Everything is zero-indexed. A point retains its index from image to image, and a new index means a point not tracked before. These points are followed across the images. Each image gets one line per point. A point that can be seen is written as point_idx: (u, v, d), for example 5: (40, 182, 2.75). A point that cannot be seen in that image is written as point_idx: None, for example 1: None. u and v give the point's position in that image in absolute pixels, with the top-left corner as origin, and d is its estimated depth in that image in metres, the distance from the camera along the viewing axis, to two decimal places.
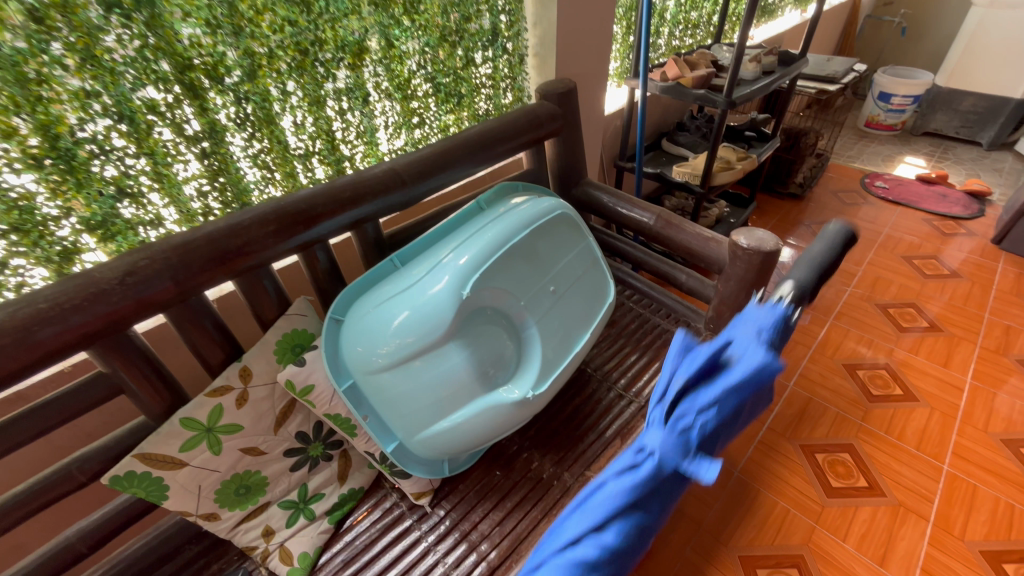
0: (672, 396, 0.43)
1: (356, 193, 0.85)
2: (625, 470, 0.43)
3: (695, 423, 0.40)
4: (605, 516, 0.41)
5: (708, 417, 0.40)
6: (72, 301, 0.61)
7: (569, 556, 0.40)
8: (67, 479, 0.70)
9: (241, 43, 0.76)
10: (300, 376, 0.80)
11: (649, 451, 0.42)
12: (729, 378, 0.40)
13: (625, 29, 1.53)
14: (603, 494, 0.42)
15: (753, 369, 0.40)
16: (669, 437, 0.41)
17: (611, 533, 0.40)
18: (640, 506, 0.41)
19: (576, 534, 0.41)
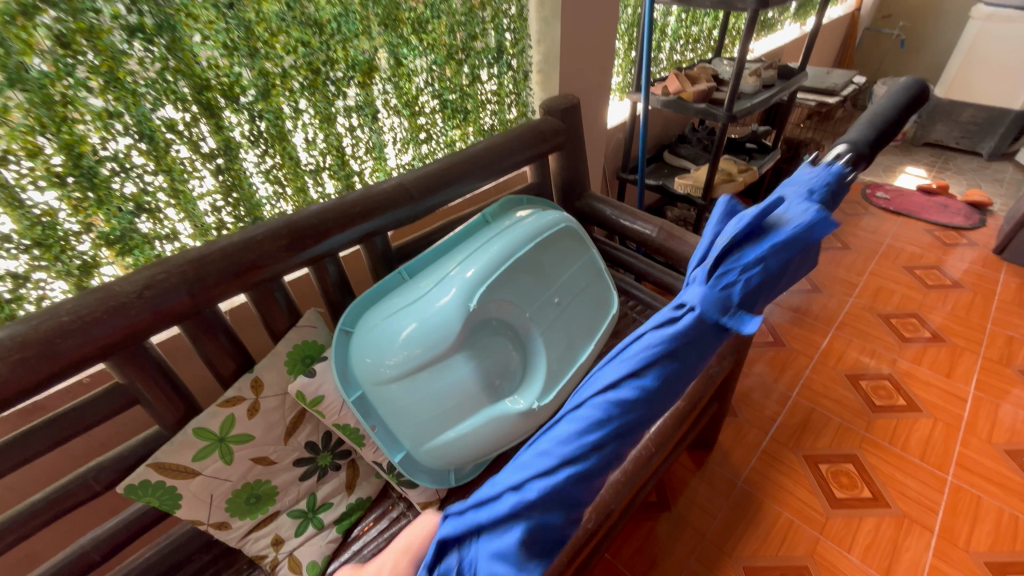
0: (717, 257, 0.57)
1: (366, 207, 0.87)
2: (663, 326, 0.55)
3: (739, 279, 0.54)
4: (644, 364, 0.51)
5: (752, 274, 0.53)
6: (92, 314, 0.63)
7: (609, 395, 0.50)
8: (83, 487, 0.72)
9: (256, 63, 0.79)
10: (310, 388, 0.81)
11: (693, 305, 0.55)
12: (774, 240, 0.55)
13: (627, 45, 1.56)
14: (642, 348, 0.53)
15: (796, 231, 0.54)
16: (713, 292, 0.54)
17: (651, 375, 0.51)
18: (675, 356, 0.52)
19: (615, 380, 0.51)
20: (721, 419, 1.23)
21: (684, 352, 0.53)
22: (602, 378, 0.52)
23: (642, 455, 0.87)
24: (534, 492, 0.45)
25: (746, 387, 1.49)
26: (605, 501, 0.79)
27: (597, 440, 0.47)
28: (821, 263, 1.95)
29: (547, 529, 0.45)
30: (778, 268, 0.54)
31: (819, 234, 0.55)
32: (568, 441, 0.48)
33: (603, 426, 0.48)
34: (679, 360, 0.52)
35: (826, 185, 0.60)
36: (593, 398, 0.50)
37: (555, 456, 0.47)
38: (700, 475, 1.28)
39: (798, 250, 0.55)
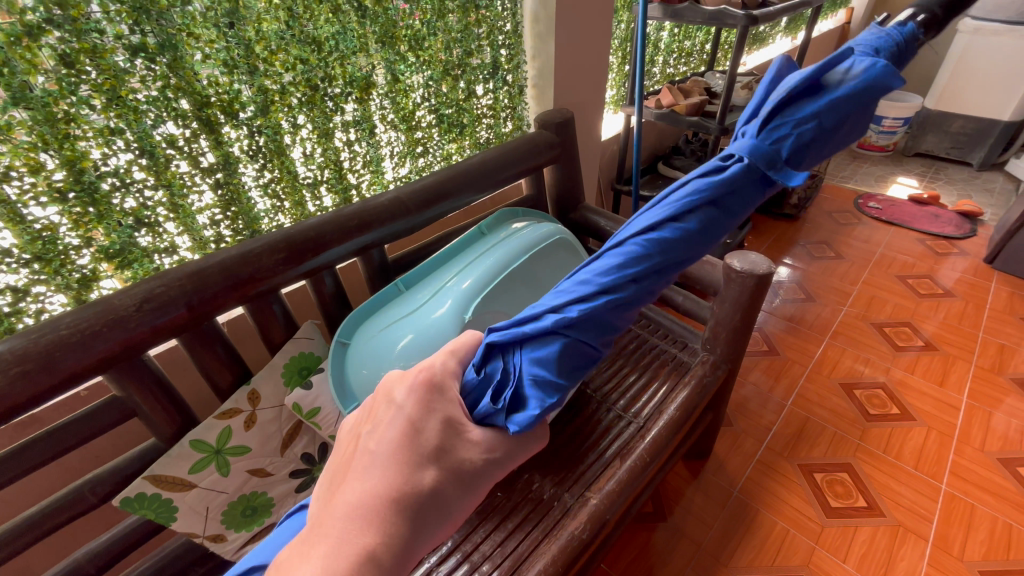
0: (777, 106, 0.48)
1: (363, 220, 0.88)
2: (707, 175, 0.52)
3: (793, 132, 0.48)
4: (687, 206, 0.50)
5: (811, 125, 0.47)
6: (93, 327, 0.64)
7: (647, 235, 0.49)
8: (79, 500, 0.72)
9: (255, 80, 0.81)
10: (307, 400, 0.83)
11: (741, 157, 0.51)
12: (829, 97, 0.47)
13: (621, 59, 1.59)
14: (682, 195, 0.51)
15: (851, 90, 0.46)
16: (764, 142, 0.49)
17: (692, 219, 0.50)
18: (715, 204, 0.51)
19: (651, 225, 0.50)
20: (716, 429, 1.24)
21: (727, 206, 0.51)
22: (636, 222, 0.52)
23: (637, 464, 0.87)
24: (573, 313, 0.45)
25: (742, 396, 1.50)
26: (599, 510, 0.81)
27: (636, 272, 0.47)
28: (815, 272, 1.97)
29: (581, 349, 0.45)
30: (836, 126, 0.47)
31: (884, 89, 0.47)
32: (604, 273, 0.48)
33: (643, 261, 0.48)
34: (720, 212, 0.51)
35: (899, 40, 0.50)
36: (632, 239, 0.50)
37: (591, 284, 0.47)
38: (696, 485, 1.29)
39: (856, 111, 0.47)
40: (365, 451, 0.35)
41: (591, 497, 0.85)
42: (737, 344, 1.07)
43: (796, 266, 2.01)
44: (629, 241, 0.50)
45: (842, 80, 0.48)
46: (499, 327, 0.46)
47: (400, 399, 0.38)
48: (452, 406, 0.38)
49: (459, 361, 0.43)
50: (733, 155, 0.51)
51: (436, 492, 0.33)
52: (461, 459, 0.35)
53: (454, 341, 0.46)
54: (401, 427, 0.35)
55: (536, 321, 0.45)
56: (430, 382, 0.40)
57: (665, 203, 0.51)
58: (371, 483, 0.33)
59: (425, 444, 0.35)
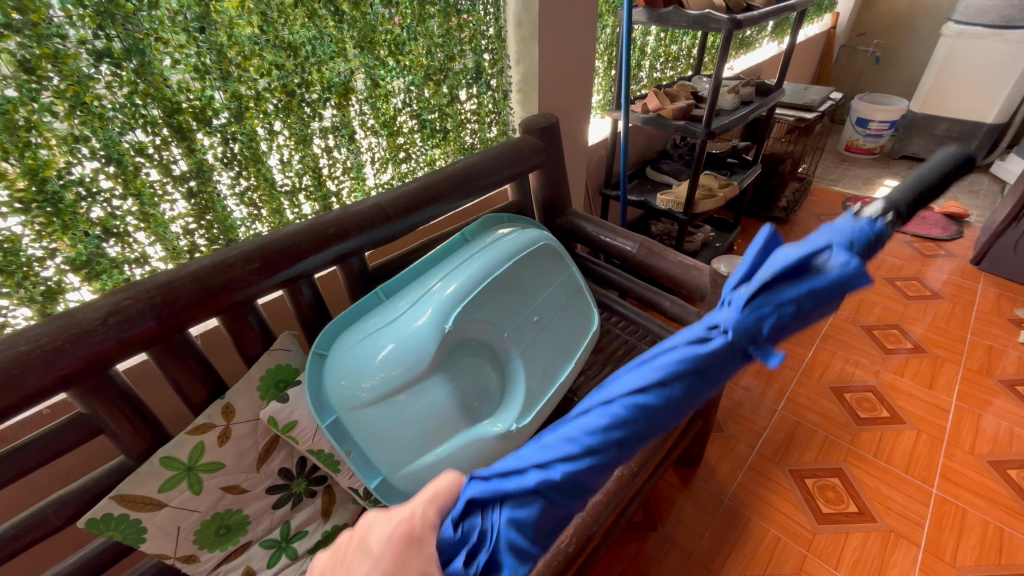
0: (758, 281, 0.31)
1: (341, 228, 0.86)
2: (690, 341, 0.33)
3: (774, 314, 0.31)
4: (676, 370, 0.32)
5: (792, 313, 0.30)
6: (54, 342, 0.61)
7: (632, 398, 0.32)
8: (43, 522, 0.69)
9: (229, 86, 0.79)
10: (283, 413, 0.80)
11: (725, 329, 0.32)
12: (818, 282, 0.29)
13: (606, 64, 1.59)
14: (673, 352, 0.33)
15: (844, 279, 0.29)
16: (744, 320, 0.31)
17: (682, 384, 0.32)
18: (704, 377, 0.33)
19: (639, 382, 0.33)
20: (706, 436, 1.23)
21: (720, 373, 0.33)
22: (617, 379, 0.35)
23: (624, 475, 0.86)
24: (557, 474, 0.33)
25: (734, 401, 1.49)
26: (585, 523, 0.79)
27: (620, 439, 0.33)
28: None
29: (557, 514, 0.35)
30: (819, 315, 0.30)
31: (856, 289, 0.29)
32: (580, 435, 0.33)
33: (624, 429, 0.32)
34: (711, 381, 0.33)
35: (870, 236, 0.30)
36: (618, 397, 0.33)
37: (564, 452, 0.34)
38: (686, 492, 1.27)
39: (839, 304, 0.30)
40: None
41: None
42: None
43: None
44: (613, 398, 0.33)
45: (837, 257, 0.29)
46: (480, 475, 0.38)
47: (377, 550, 0.38)
48: (429, 559, 0.37)
49: (439, 510, 0.40)
50: (716, 322, 0.33)
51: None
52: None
53: (436, 480, 0.42)
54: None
55: (519, 477, 0.35)
56: (410, 534, 0.38)
57: (653, 355, 0.34)
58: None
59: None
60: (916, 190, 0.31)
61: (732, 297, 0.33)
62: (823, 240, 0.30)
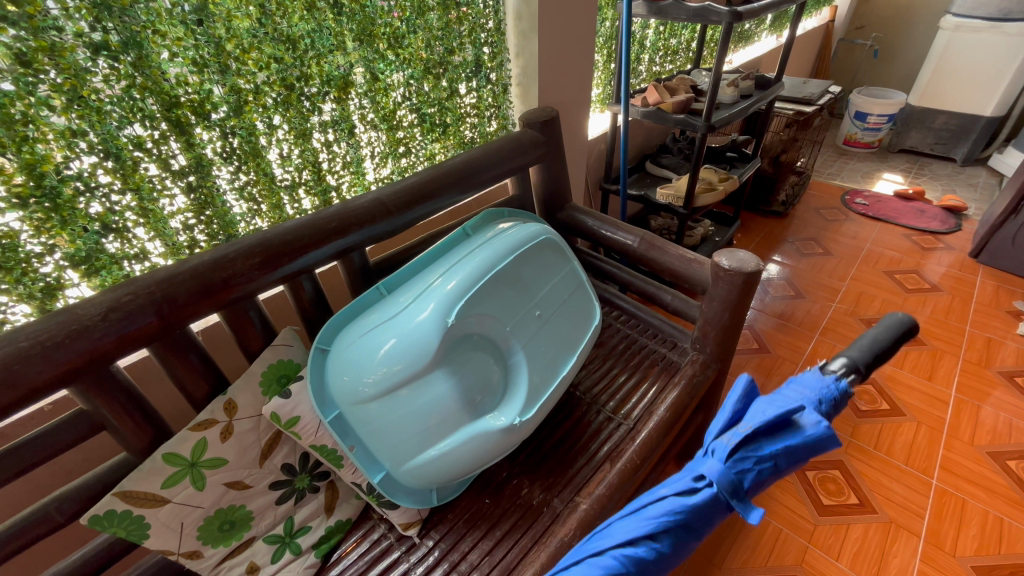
0: (740, 435, 0.41)
1: (341, 223, 0.86)
2: (682, 492, 0.42)
3: (753, 468, 0.40)
4: (666, 524, 0.40)
5: (770, 468, 0.40)
6: (54, 338, 0.61)
7: (626, 549, 0.40)
8: (45, 519, 0.69)
9: (227, 80, 0.78)
10: (285, 409, 0.80)
11: (709, 480, 0.41)
12: (794, 440, 0.40)
13: (606, 57, 1.58)
14: (663, 504, 0.41)
15: (817, 438, 0.39)
16: (728, 474, 0.40)
17: (669, 536, 0.41)
18: (688, 528, 0.41)
19: (631, 534, 0.41)
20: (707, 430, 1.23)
21: (702, 526, 0.41)
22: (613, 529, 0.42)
23: (626, 468, 0.86)
24: None
25: None
26: (588, 516, 0.79)
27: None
28: (804, 269, 1.97)
29: None
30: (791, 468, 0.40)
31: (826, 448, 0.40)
32: None
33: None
34: (695, 532, 0.41)
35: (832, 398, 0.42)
36: (610, 549, 0.40)
37: None
38: None
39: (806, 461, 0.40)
40: None
41: (580, 503, 0.84)
42: (727, 343, 1.05)
43: (786, 263, 2.01)
44: (604, 549, 0.41)
45: (809, 418, 0.40)
46: None
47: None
48: None
49: None
50: (701, 472, 0.42)
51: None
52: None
53: None
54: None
55: None
56: None
57: (644, 504, 0.42)
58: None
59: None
60: (868, 352, 0.44)
61: (712, 446, 0.43)
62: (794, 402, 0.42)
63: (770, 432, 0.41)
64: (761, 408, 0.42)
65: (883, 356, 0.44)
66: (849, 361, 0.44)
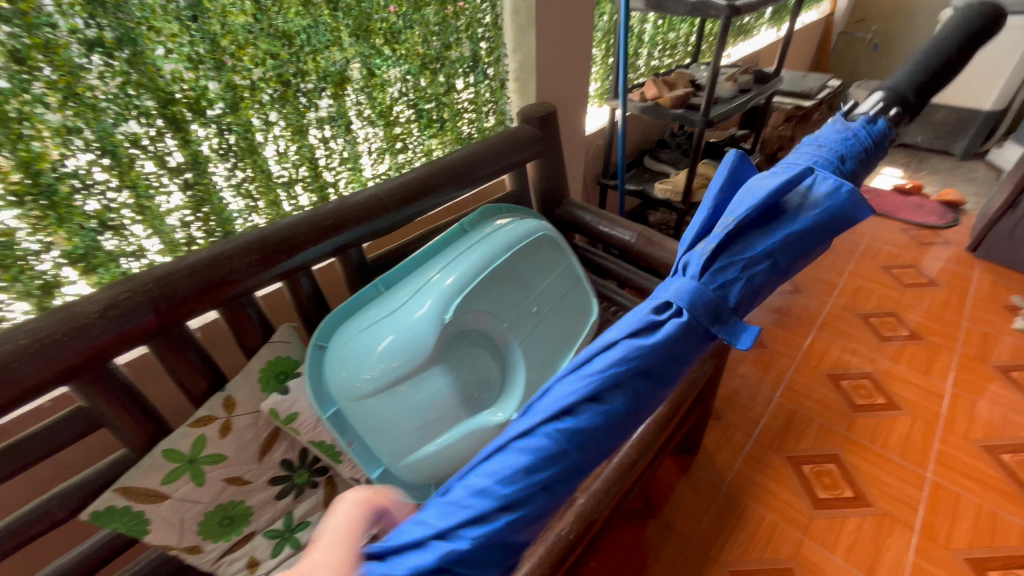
0: (696, 281, 0.50)
1: (339, 219, 0.86)
2: (635, 333, 0.49)
3: (745, 272, 0.51)
4: (613, 373, 0.47)
5: (761, 267, 0.51)
6: (52, 336, 0.61)
7: (556, 425, 0.45)
8: (46, 515, 0.69)
9: (223, 76, 0.78)
10: (284, 405, 0.80)
11: (677, 310, 0.49)
12: (794, 225, 0.52)
13: (604, 52, 1.58)
14: (612, 353, 0.48)
15: (824, 215, 0.52)
16: (664, 333, 0.48)
17: (619, 395, 0.47)
18: (647, 374, 0.48)
19: (568, 398, 0.46)
20: (704, 424, 1.23)
21: (662, 367, 0.49)
22: (554, 394, 0.48)
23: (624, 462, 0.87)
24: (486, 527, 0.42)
25: (731, 389, 1.50)
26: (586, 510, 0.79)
27: (543, 479, 0.44)
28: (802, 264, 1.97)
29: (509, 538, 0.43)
30: (789, 264, 0.52)
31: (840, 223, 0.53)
32: (525, 452, 0.45)
33: (553, 462, 0.44)
34: (657, 375, 0.49)
35: (846, 195, 0.52)
36: (544, 423, 0.45)
37: (492, 494, 0.43)
38: (685, 479, 1.28)
39: (824, 240, 0.53)
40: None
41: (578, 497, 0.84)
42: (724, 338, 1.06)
43: None
44: (537, 428, 0.45)
45: (810, 205, 0.53)
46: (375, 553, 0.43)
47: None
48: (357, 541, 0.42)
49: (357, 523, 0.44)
50: (665, 305, 0.50)
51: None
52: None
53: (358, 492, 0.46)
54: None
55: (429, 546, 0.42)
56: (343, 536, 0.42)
57: (591, 360, 0.49)
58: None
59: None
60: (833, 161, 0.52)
61: (687, 270, 0.52)
62: (783, 188, 0.54)
63: (759, 229, 0.52)
64: (762, 186, 0.53)
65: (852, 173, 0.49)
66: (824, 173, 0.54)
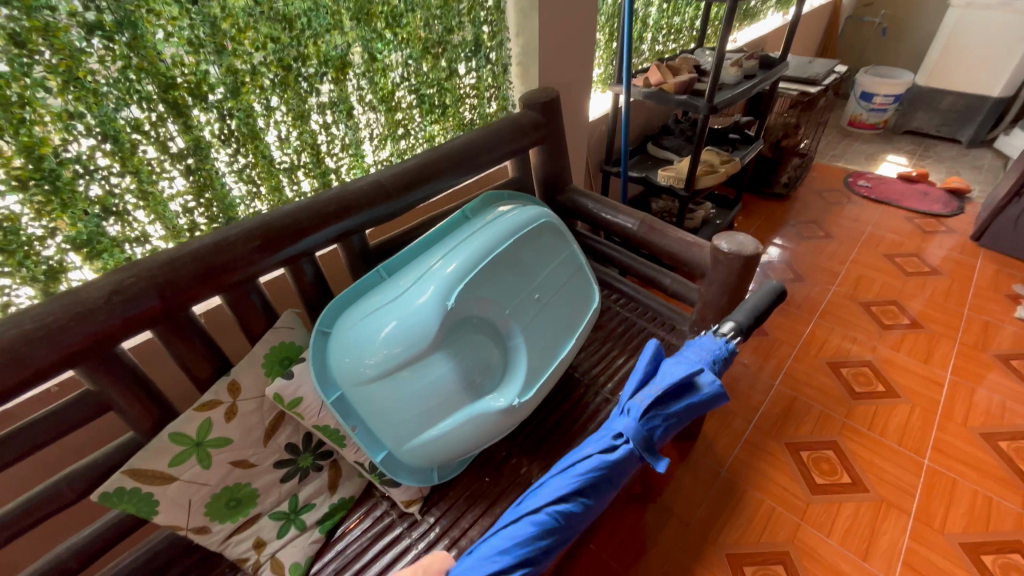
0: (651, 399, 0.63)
1: (342, 206, 0.86)
2: (605, 449, 0.60)
3: (659, 424, 0.62)
4: (590, 477, 0.58)
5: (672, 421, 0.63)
6: (59, 321, 0.61)
7: (559, 505, 0.57)
8: (57, 496, 0.71)
9: (224, 61, 0.77)
10: (288, 389, 0.81)
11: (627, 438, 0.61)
12: (695, 396, 0.63)
13: (608, 36, 1.56)
14: (589, 460, 0.60)
15: (710, 394, 0.63)
16: (642, 427, 0.62)
17: (592, 491, 0.59)
18: (607, 479, 0.60)
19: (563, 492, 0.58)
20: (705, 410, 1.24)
21: (619, 471, 0.61)
22: (547, 489, 0.59)
23: None
24: None
25: (731, 376, 1.51)
26: None
27: (548, 542, 0.56)
28: (804, 252, 1.97)
29: None
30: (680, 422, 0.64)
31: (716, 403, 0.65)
32: (522, 542, 0.55)
33: (552, 532, 0.56)
34: (613, 479, 0.60)
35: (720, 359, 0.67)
36: (547, 507, 0.57)
37: (512, 555, 0.54)
38: (684, 465, 1.30)
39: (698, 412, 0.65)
40: None
41: None
42: None
43: (786, 246, 2.01)
44: (543, 506, 0.57)
45: (705, 381, 0.64)
46: None
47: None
48: None
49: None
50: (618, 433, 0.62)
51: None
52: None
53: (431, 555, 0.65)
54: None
55: None
56: None
57: (575, 465, 0.60)
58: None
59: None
60: (749, 317, 0.69)
61: (631, 409, 0.63)
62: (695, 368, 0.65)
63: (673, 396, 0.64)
64: (672, 371, 0.65)
65: (761, 317, 0.70)
66: (735, 326, 0.69)
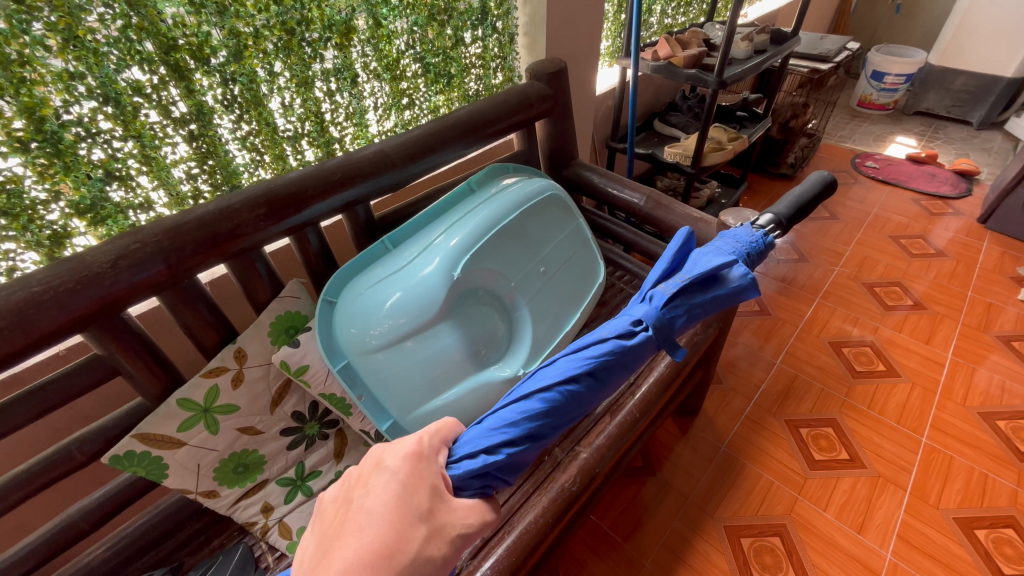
0: (678, 287, 0.59)
1: (346, 174, 0.84)
2: (621, 334, 0.57)
3: (683, 313, 0.59)
4: (603, 359, 0.55)
5: (695, 312, 0.60)
6: (66, 284, 0.61)
7: (567, 385, 0.53)
8: (67, 458, 0.71)
9: (226, 23, 0.75)
10: (295, 357, 0.81)
11: (647, 325, 0.58)
12: (725, 290, 0.61)
13: (616, 7, 1.52)
14: (604, 344, 0.56)
15: (742, 287, 0.60)
16: (664, 315, 0.59)
17: (601, 377, 0.56)
18: (622, 362, 0.56)
19: (572, 372, 0.54)
20: (706, 386, 1.24)
21: (633, 360, 0.57)
22: (556, 369, 0.55)
23: (629, 419, 0.77)
24: (504, 455, 0.49)
25: (732, 356, 1.52)
26: (589, 464, 0.72)
27: (553, 421, 0.52)
28: (809, 233, 1.96)
29: (517, 465, 0.51)
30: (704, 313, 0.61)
31: (745, 297, 0.61)
32: (530, 416, 0.51)
33: (558, 410, 0.52)
34: (626, 365, 0.57)
35: (751, 252, 0.66)
36: (557, 386, 0.53)
37: (521, 427, 0.50)
38: (684, 440, 1.32)
39: (724, 307, 0.62)
40: (364, 503, 0.45)
41: (580, 452, 0.76)
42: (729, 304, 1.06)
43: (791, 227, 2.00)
44: (553, 385, 0.53)
45: (738, 274, 0.61)
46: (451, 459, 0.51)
47: (393, 465, 0.47)
48: (438, 476, 0.47)
49: (442, 440, 0.51)
50: (638, 320, 0.58)
51: (426, 549, 0.42)
52: (449, 528, 0.44)
53: (437, 422, 0.53)
54: (395, 490, 0.45)
55: (491, 452, 0.49)
56: (421, 452, 0.48)
57: (588, 347, 0.56)
58: (367, 541, 0.41)
59: (417, 506, 0.44)
60: (791, 210, 0.68)
61: (655, 297, 0.60)
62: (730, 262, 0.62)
63: (701, 287, 0.61)
64: (704, 262, 0.62)
65: (803, 212, 0.69)
66: (776, 218, 0.68)
